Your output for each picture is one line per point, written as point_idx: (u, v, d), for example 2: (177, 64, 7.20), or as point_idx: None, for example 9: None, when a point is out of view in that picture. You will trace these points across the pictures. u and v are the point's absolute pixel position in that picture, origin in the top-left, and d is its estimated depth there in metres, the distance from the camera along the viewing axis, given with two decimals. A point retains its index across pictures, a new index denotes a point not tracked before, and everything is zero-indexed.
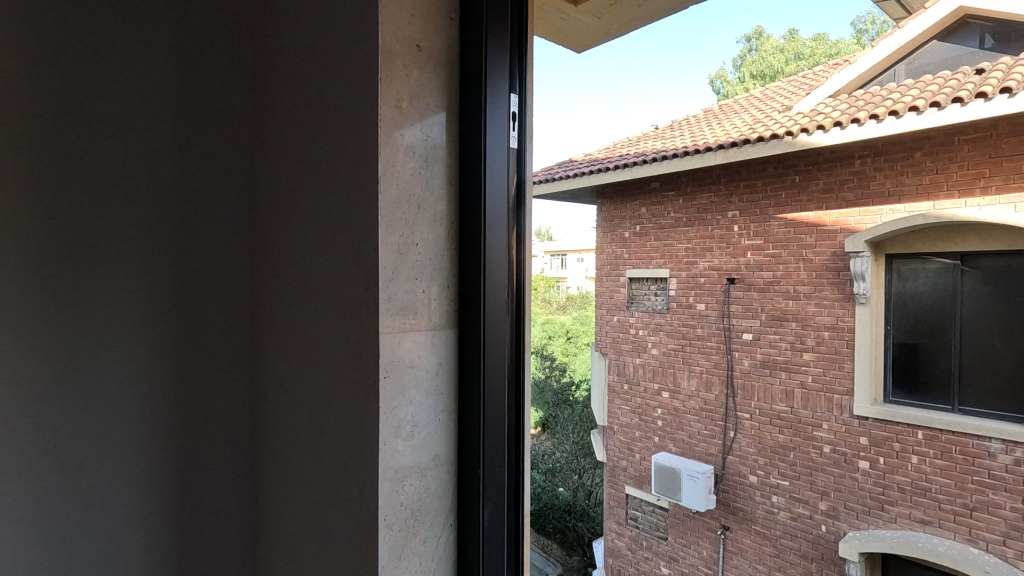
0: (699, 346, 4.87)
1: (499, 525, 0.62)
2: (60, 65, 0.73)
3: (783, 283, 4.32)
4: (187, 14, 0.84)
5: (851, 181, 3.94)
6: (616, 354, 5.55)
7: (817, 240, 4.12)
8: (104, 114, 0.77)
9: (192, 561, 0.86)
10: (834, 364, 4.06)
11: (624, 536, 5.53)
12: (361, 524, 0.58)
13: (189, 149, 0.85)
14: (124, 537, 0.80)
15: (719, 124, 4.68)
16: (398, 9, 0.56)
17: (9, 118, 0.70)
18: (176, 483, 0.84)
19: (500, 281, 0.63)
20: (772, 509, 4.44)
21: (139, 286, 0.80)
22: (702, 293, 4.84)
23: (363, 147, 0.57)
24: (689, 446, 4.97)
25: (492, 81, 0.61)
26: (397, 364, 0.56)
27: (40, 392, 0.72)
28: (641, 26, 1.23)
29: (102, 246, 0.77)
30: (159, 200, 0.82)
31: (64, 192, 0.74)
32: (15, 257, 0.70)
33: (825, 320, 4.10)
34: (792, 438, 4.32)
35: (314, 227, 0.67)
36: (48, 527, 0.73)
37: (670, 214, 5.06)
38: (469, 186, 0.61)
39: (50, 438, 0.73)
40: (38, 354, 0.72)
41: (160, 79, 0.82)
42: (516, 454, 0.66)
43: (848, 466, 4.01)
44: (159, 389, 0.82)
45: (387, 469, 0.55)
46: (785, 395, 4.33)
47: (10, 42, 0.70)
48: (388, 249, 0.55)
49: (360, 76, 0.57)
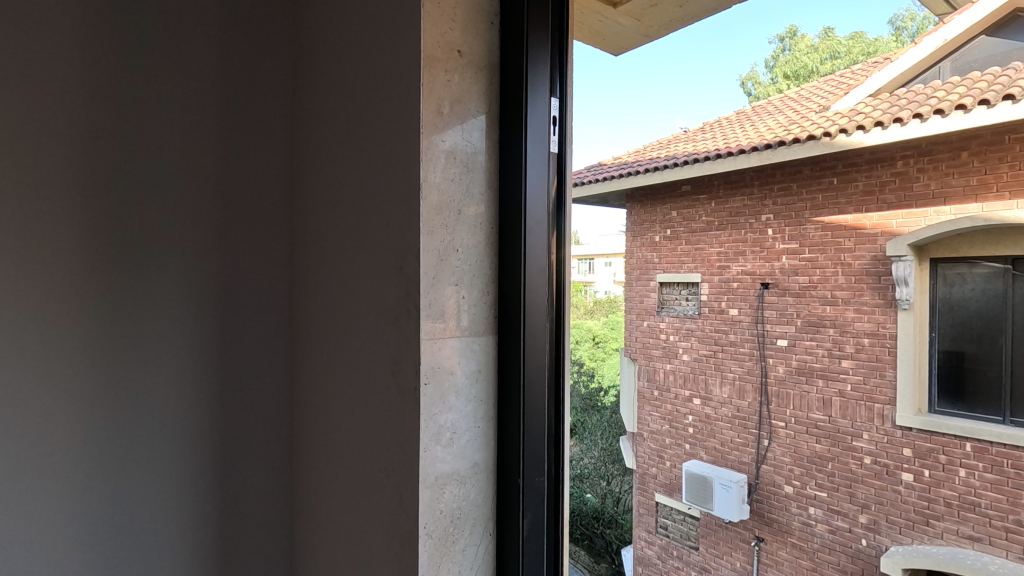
0: (731, 353, 4.76)
1: (539, 534, 0.61)
2: (113, 78, 0.76)
3: (820, 288, 4.21)
4: (229, 27, 0.86)
5: (893, 182, 3.82)
6: (646, 360, 5.46)
7: (856, 244, 4.01)
8: (153, 125, 0.80)
9: (231, 560, 0.88)
10: (875, 372, 3.93)
11: (653, 544, 5.46)
12: (399, 529, 0.58)
13: (234, 158, 0.87)
14: (167, 536, 0.82)
15: (753, 125, 4.58)
16: (439, 14, 0.56)
17: (65, 130, 0.73)
18: (216, 486, 0.86)
19: (541, 287, 0.62)
20: (809, 521, 4.32)
21: (181, 289, 0.82)
22: (734, 298, 4.73)
23: (403, 154, 0.57)
24: (721, 454, 4.87)
25: (532, 84, 0.61)
26: (437, 371, 0.56)
27: (94, 393, 0.75)
28: (681, 28, 1.22)
29: (147, 254, 0.79)
30: (201, 207, 0.84)
31: (114, 201, 0.76)
32: (66, 264, 0.73)
33: (864, 327, 3.97)
34: (830, 447, 4.20)
35: (353, 234, 0.68)
36: (94, 526, 0.75)
37: (702, 218, 4.97)
38: (511, 190, 0.60)
39: (97, 438, 0.75)
40: (86, 360, 0.74)
41: (204, 90, 0.84)
42: (555, 463, 0.64)
43: (890, 478, 3.87)
44: (202, 391, 0.84)
45: (426, 477, 0.55)
46: (823, 404, 4.21)
47: (65, 56, 0.72)
48: (429, 255, 0.55)
49: (401, 84, 0.57)
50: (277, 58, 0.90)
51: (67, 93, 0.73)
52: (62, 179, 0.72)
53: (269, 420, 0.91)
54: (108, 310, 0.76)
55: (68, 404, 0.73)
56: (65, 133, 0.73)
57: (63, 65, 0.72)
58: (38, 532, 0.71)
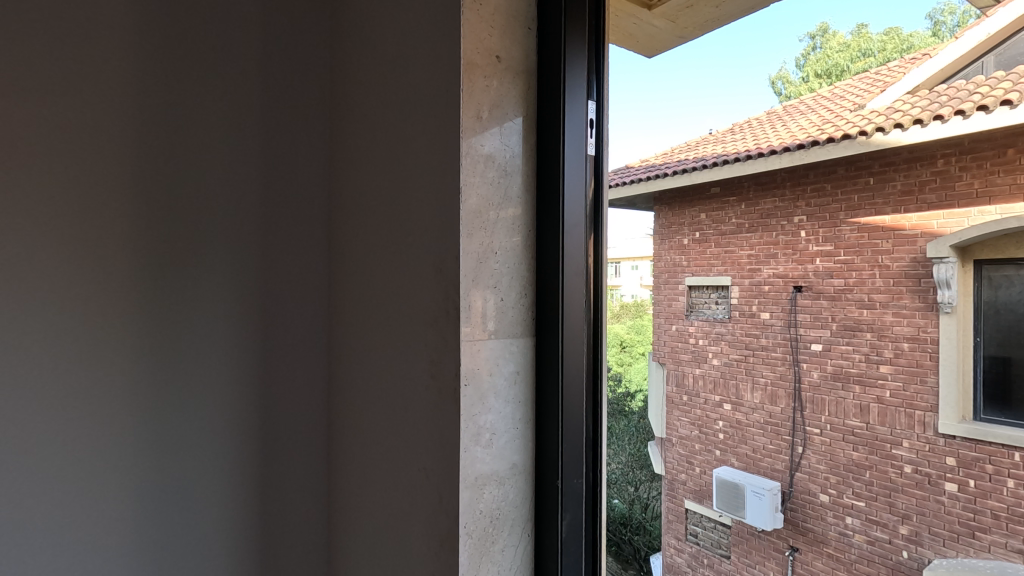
0: (763, 357, 4.66)
1: (577, 536, 0.61)
2: (164, 93, 0.80)
3: (856, 291, 4.11)
4: (270, 39, 0.89)
5: (933, 181, 3.69)
6: (674, 364, 5.38)
7: (894, 246, 3.90)
8: (201, 136, 0.83)
9: (272, 559, 0.90)
10: (915, 377, 3.83)
11: (683, 552, 5.40)
12: (440, 528, 0.58)
13: (274, 167, 0.90)
14: (211, 533, 0.84)
15: (784, 125, 4.47)
16: (478, 21, 0.57)
17: (118, 142, 0.77)
18: (257, 485, 0.88)
19: (579, 290, 0.62)
20: (846, 531, 4.22)
21: (224, 295, 0.85)
22: (766, 302, 4.64)
23: (443, 159, 0.58)
24: (753, 461, 4.78)
25: (570, 88, 0.61)
26: (476, 373, 0.56)
27: (143, 394, 0.79)
28: (716, 28, 1.21)
29: (194, 260, 0.83)
30: (245, 215, 0.87)
31: (163, 208, 0.80)
32: (121, 270, 0.77)
33: (904, 331, 3.86)
34: (868, 456, 4.08)
35: (393, 238, 0.69)
36: (144, 521, 0.79)
37: (731, 220, 4.84)
38: (548, 193, 0.61)
39: (147, 435, 0.79)
40: (137, 361, 0.78)
41: (245, 101, 0.87)
42: (593, 466, 0.64)
43: (932, 488, 3.74)
44: (243, 389, 0.87)
45: (466, 477, 0.55)
46: (860, 410, 4.10)
47: (121, 73, 0.77)
48: (468, 258, 0.56)
49: (441, 89, 0.58)
50: (317, 68, 0.93)
51: (122, 109, 0.77)
52: (112, 189, 0.76)
53: (308, 421, 0.93)
54: (156, 315, 0.80)
55: (120, 402, 0.77)
56: (120, 144, 0.77)
57: (115, 79, 0.76)
58: (95, 527, 0.75)
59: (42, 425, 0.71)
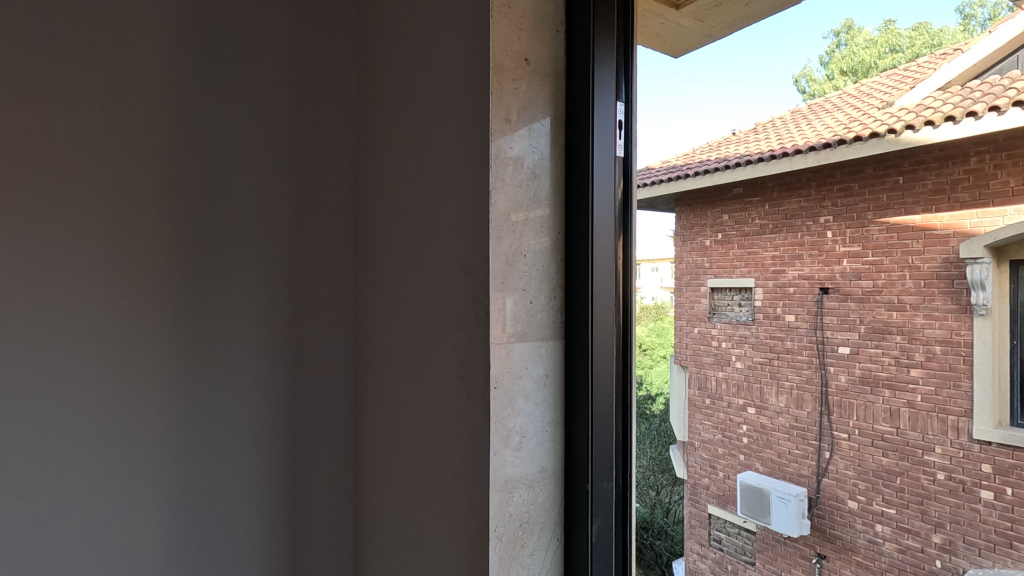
0: (788, 360, 4.60)
1: (607, 542, 0.60)
2: (195, 100, 0.82)
3: (885, 292, 4.02)
4: (298, 45, 0.91)
5: (967, 180, 3.57)
6: (697, 367, 5.31)
7: (925, 246, 3.82)
8: (233, 142, 0.85)
9: (300, 561, 0.91)
10: (948, 381, 3.71)
11: (707, 558, 5.23)
12: (469, 531, 0.59)
13: (301, 172, 0.91)
14: (240, 534, 0.86)
15: (809, 124, 4.36)
16: (507, 24, 0.57)
17: (153, 150, 0.79)
18: (285, 487, 0.89)
19: (608, 293, 0.61)
20: (876, 539, 4.12)
21: (254, 299, 0.87)
22: (791, 304, 4.59)
23: (473, 162, 0.58)
24: (779, 466, 4.71)
25: (598, 88, 0.60)
26: (506, 375, 0.56)
27: (175, 397, 0.80)
28: (745, 27, 1.20)
29: (226, 266, 0.85)
30: (274, 220, 0.89)
31: (196, 215, 0.82)
32: (155, 276, 0.79)
33: (936, 333, 3.77)
34: (899, 462, 3.98)
35: (420, 241, 0.70)
36: (177, 520, 0.80)
37: (755, 221, 4.74)
38: (577, 194, 0.60)
39: (180, 435, 0.81)
40: (172, 363, 0.80)
41: (274, 107, 0.89)
42: (623, 470, 0.63)
43: (967, 496, 3.62)
44: (273, 392, 0.88)
45: (496, 480, 0.55)
46: (890, 415, 4.00)
47: (155, 81, 0.79)
48: (497, 260, 0.56)
49: (470, 92, 0.59)
50: (344, 73, 0.95)
51: (158, 116, 0.79)
52: (145, 195, 0.78)
53: (334, 423, 0.94)
54: (190, 319, 0.82)
55: (155, 405, 0.79)
56: (154, 151, 0.79)
57: (149, 87, 0.79)
58: (130, 528, 0.77)
59: (79, 425, 0.74)
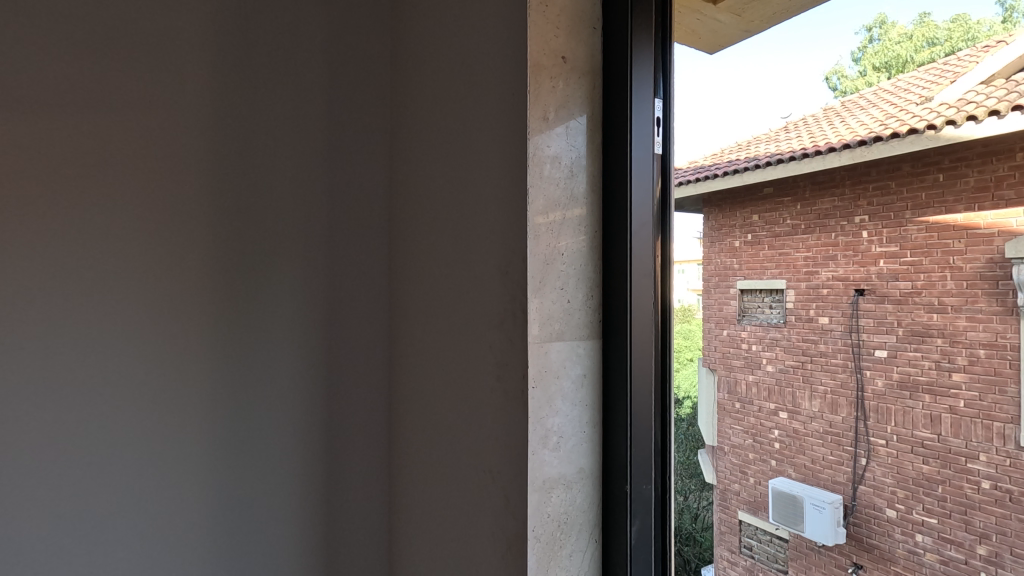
0: (822, 364, 4.51)
1: (647, 545, 0.59)
2: (233, 103, 0.85)
3: (925, 294, 3.90)
4: (332, 44, 0.92)
5: (1014, 177, 3.36)
6: (726, 371, 5.17)
7: (967, 246, 3.62)
8: (269, 145, 0.87)
9: (335, 560, 0.92)
10: (992, 387, 3.53)
11: (737, 565, 5.24)
12: (508, 529, 0.59)
13: (338, 173, 0.93)
14: (277, 531, 0.87)
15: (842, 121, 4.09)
16: (544, 21, 0.57)
17: (198, 151, 0.82)
18: (320, 486, 0.91)
19: (646, 292, 0.60)
20: (917, 549, 4.02)
21: (291, 300, 0.88)
22: (824, 306, 4.50)
23: (511, 160, 0.58)
24: (812, 472, 4.63)
25: (636, 83, 0.60)
26: (544, 373, 0.56)
27: (214, 397, 0.83)
28: (785, 20, 1.18)
29: (265, 270, 0.87)
30: (309, 222, 0.90)
31: (233, 215, 0.85)
32: (196, 278, 0.82)
33: (979, 336, 3.59)
34: (940, 470, 3.83)
35: (456, 238, 0.71)
36: (219, 516, 0.83)
37: (786, 222, 4.69)
38: (615, 193, 0.60)
39: (220, 435, 0.83)
40: (212, 364, 0.83)
41: (310, 108, 0.91)
42: (661, 472, 0.62)
43: (1015, 506, 3.45)
44: (308, 392, 0.90)
45: (535, 479, 0.55)
46: (930, 421, 3.87)
47: (196, 84, 0.82)
48: (535, 259, 0.56)
49: (508, 90, 0.59)
50: (377, 73, 0.96)
51: (201, 122, 0.82)
52: (186, 197, 0.81)
53: (367, 424, 0.95)
54: (230, 320, 0.84)
55: (198, 404, 0.81)
56: (194, 152, 0.81)
57: (190, 90, 0.81)
58: (174, 524, 0.79)
59: (128, 421, 0.77)
